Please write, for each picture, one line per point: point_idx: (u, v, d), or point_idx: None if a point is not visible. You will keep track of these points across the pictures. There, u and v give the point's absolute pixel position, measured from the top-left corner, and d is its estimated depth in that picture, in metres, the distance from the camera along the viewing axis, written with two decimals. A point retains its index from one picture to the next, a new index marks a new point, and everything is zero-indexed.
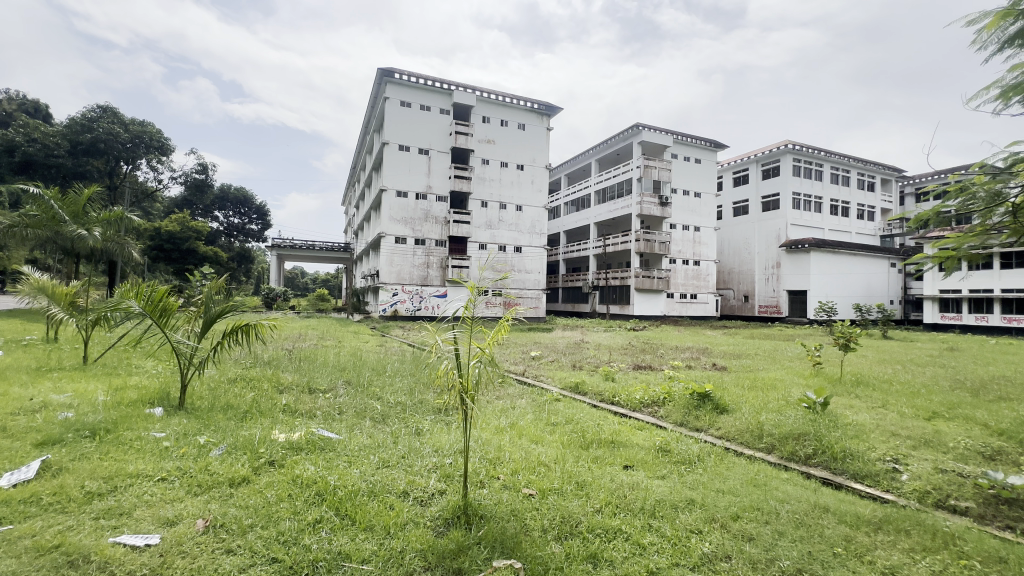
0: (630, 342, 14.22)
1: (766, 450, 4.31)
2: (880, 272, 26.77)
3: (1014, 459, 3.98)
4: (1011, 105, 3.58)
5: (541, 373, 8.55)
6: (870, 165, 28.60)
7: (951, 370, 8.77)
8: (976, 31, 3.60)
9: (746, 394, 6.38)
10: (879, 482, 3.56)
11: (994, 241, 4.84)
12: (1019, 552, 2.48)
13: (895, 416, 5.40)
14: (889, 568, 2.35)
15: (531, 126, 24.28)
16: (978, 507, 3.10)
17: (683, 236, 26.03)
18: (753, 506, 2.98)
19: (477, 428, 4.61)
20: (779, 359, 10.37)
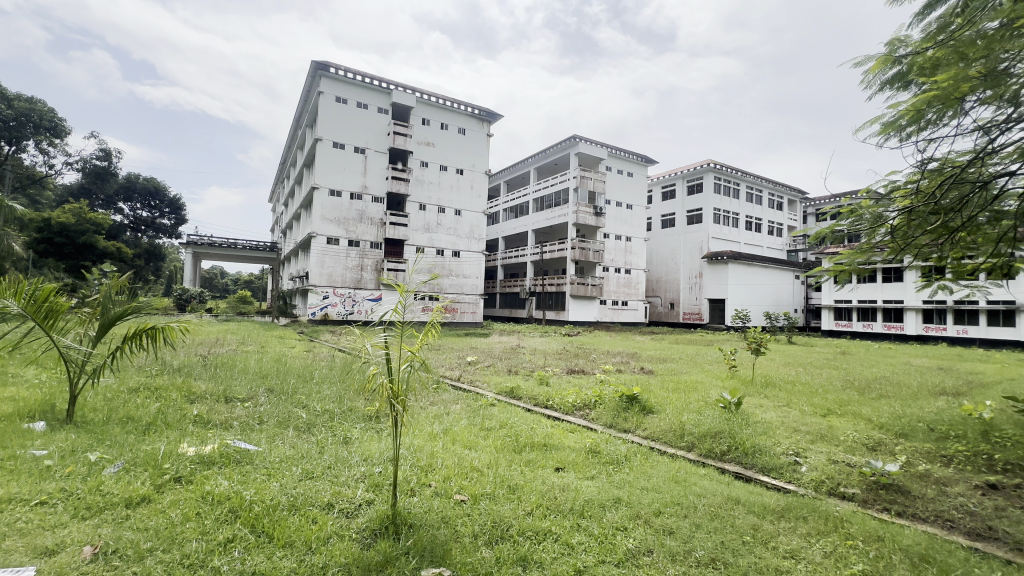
0: (564, 347, 14.58)
1: (686, 449, 4.58)
2: (786, 284, 29.57)
3: (890, 449, 4.54)
4: (889, 139, 4.14)
5: (476, 377, 8.52)
6: (779, 186, 31.58)
7: (842, 372, 9.86)
8: (863, 72, 4.10)
9: (669, 396, 6.75)
10: (782, 473, 3.90)
11: (876, 258, 5.51)
12: (894, 530, 2.82)
13: (797, 413, 5.97)
14: (790, 553, 2.57)
15: (471, 131, 24.32)
16: (862, 493, 3.49)
17: (616, 245, 27.16)
18: (675, 502, 3.14)
19: (409, 435, 4.51)
20: (699, 362, 11.13)
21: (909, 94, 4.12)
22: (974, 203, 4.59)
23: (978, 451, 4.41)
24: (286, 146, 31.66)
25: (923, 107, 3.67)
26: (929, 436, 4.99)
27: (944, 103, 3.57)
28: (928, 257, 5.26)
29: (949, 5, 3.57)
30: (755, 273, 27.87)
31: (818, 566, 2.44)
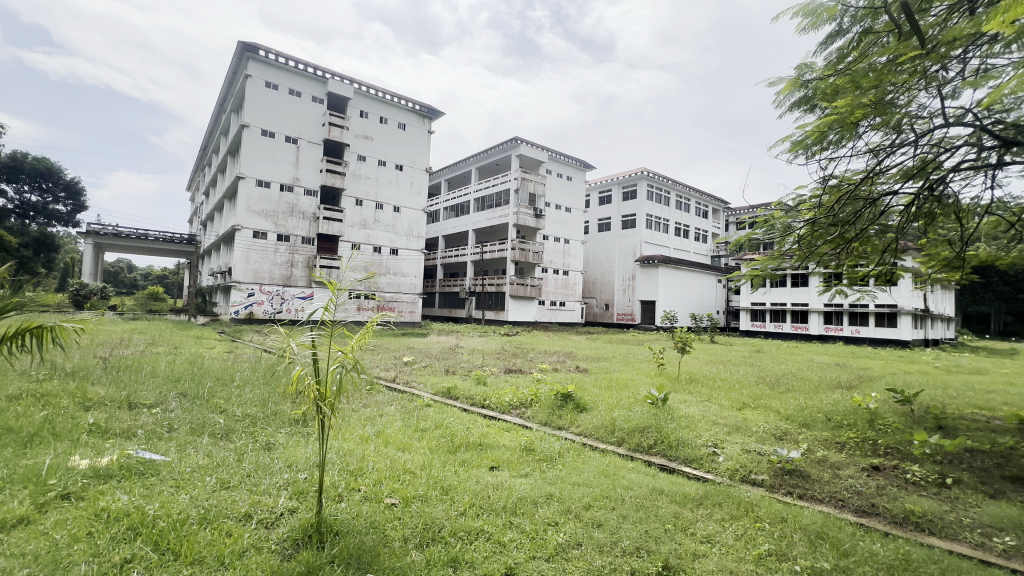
0: (502, 347, 14.64)
1: (617, 444, 4.77)
2: (709, 286, 31.69)
3: (795, 438, 5.00)
4: (797, 156, 4.55)
5: (412, 378, 8.32)
6: (704, 196, 33.77)
7: (756, 368, 10.73)
8: (776, 92, 4.46)
9: (602, 393, 7.01)
10: (702, 464, 4.17)
11: (786, 265, 6.06)
12: (794, 511, 3.10)
13: (716, 407, 6.42)
14: (706, 537, 2.75)
15: (412, 127, 23.82)
16: (770, 479, 3.81)
17: (555, 247, 27.71)
18: (604, 496, 3.25)
19: (339, 438, 4.33)
20: (630, 361, 11.63)
21: (813, 116, 4.56)
22: (865, 217, 5.18)
23: (866, 438, 4.97)
24: (207, 131, 29.27)
25: (825, 129, 4.08)
26: (827, 426, 5.55)
27: (842, 126, 3.99)
28: (828, 264, 5.86)
29: (846, 39, 3.99)
30: (682, 276, 29.59)
31: (730, 548, 2.63)
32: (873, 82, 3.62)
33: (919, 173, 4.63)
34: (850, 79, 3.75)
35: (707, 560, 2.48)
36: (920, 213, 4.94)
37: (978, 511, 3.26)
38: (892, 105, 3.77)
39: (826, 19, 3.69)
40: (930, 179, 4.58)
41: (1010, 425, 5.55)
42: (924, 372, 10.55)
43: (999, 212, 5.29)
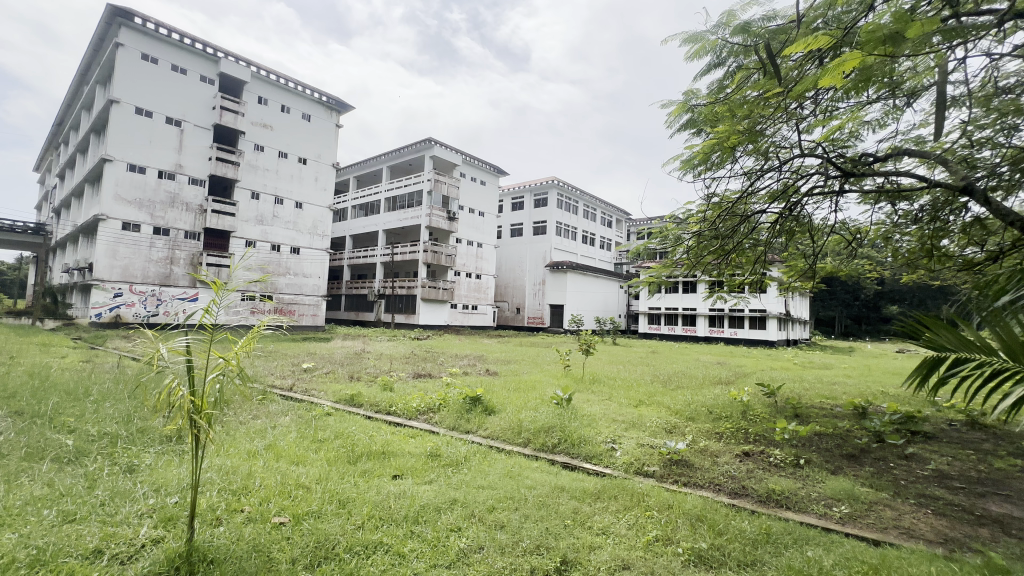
0: (411, 351, 14.24)
1: (522, 444, 4.87)
2: (613, 292, 33.74)
3: (682, 431, 5.48)
4: (685, 174, 5.02)
5: (312, 386, 7.75)
6: (609, 207, 35.93)
7: (651, 367, 11.60)
8: (668, 113, 4.86)
9: (510, 395, 7.10)
10: (601, 459, 4.39)
11: (677, 272, 6.66)
12: (679, 498, 3.38)
13: (615, 405, 6.82)
14: (602, 529, 2.89)
15: (317, 119, 22.42)
16: (661, 470, 4.12)
17: (467, 251, 27.66)
18: (507, 497, 3.28)
19: (221, 455, 3.91)
20: (539, 363, 11.98)
21: (699, 139, 5.06)
22: (741, 232, 5.85)
23: (739, 427, 5.60)
24: (64, 104, 25.02)
25: (708, 151, 4.56)
26: (709, 418, 6.16)
27: (721, 149, 4.49)
28: (712, 273, 6.53)
29: (723, 71, 4.46)
30: (588, 282, 31.17)
31: (623, 537, 2.79)
32: (746, 113, 4.10)
33: (782, 195, 5.32)
34: (728, 108, 4.22)
35: (602, 552, 2.61)
36: (782, 230, 5.71)
37: (823, 486, 3.81)
38: (760, 134, 4.31)
39: (708, 52, 4.11)
40: (790, 201, 5.30)
41: (847, 411, 6.61)
42: (785, 368, 12.22)
43: (840, 233, 6.28)
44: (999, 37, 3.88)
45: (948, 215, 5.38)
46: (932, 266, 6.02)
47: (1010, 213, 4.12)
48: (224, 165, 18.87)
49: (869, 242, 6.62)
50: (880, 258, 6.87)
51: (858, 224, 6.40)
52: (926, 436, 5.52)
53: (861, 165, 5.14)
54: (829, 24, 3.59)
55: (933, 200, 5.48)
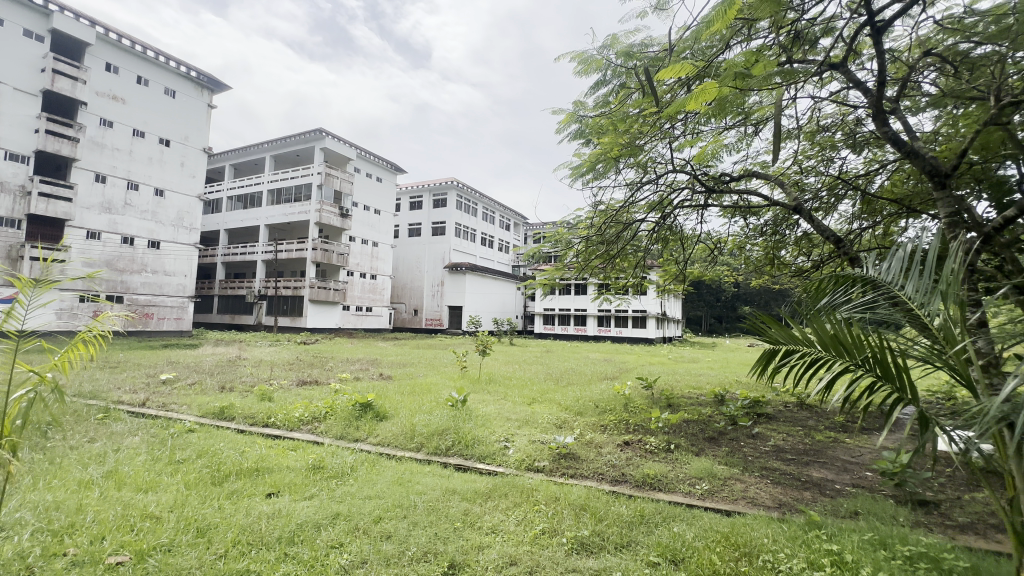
0: (297, 356, 13.11)
1: (415, 449, 4.74)
2: (509, 294, 34.53)
3: (571, 425, 5.77)
4: (574, 181, 5.31)
5: (171, 400, 6.73)
6: (507, 210, 36.71)
7: (545, 366, 12.05)
8: (558, 121, 5.06)
9: (404, 400, 6.87)
10: (494, 458, 4.44)
11: (568, 275, 7.02)
12: (566, 490, 3.52)
13: (509, 404, 6.97)
14: (491, 529, 2.90)
15: (184, 96, 19.72)
16: (549, 464, 4.28)
17: (362, 250, 26.33)
18: (395, 504, 3.17)
19: (41, 489, 3.22)
20: (435, 365, 11.79)
21: (587, 149, 5.36)
22: (623, 238, 6.33)
23: (621, 419, 6.05)
24: None
25: (595, 160, 4.89)
26: (595, 412, 6.57)
27: (606, 159, 4.83)
28: (598, 276, 7.00)
29: (606, 88, 4.78)
30: (486, 284, 31.53)
31: (511, 534, 2.83)
32: (627, 128, 4.46)
33: (658, 206, 5.86)
34: (611, 121, 4.56)
35: (490, 551, 2.62)
36: (658, 237, 6.30)
37: (689, 467, 4.26)
38: (639, 148, 4.69)
39: (595, 69, 4.35)
40: (663, 212, 5.87)
41: (709, 399, 7.50)
42: (661, 363, 13.46)
43: (705, 242, 7.10)
44: (820, 84, 4.67)
45: (785, 229, 6.37)
46: (773, 272, 7.09)
47: (827, 230, 4.98)
48: (57, 140, 15.67)
49: (727, 251, 7.57)
50: (735, 265, 7.91)
51: (719, 235, 7.30)
52: (768, 417, 6.48)
53: (720, 183, 5.87)
54: (695, 56, 4.01)
55: (774, 217, 6.44)
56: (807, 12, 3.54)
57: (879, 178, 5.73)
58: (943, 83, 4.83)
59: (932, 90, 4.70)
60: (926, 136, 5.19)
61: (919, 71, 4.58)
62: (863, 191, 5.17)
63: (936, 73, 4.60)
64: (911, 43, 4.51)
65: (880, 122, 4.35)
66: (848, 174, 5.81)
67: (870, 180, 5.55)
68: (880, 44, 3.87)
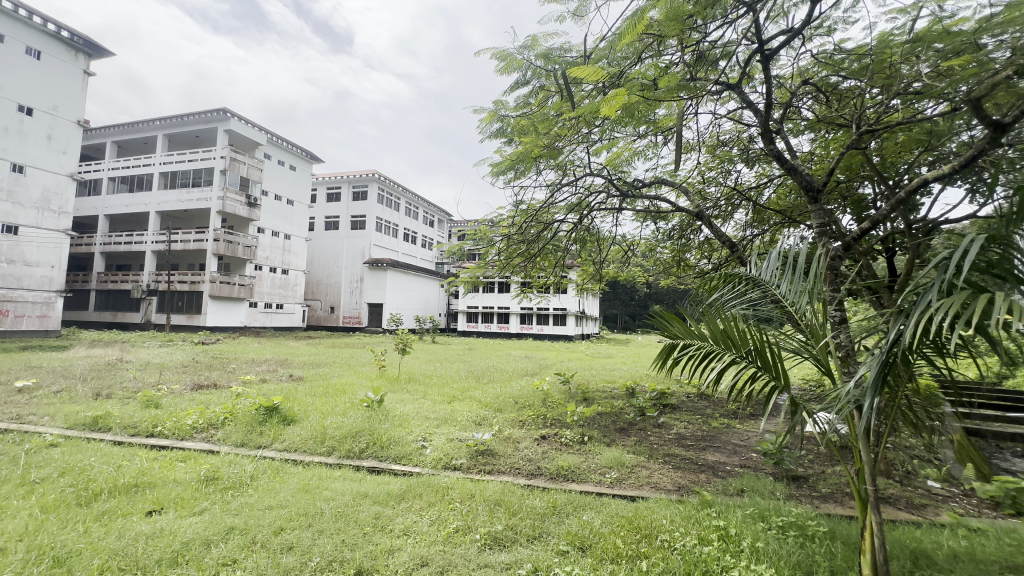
0: (193, 358, 11.86)
1: (325, 453, 4.49)
2: (432, 291, 34.03)
3: (490, 422, 5.82)
4: (494, 178, 5.35)
5: (29, 411, 5.78)
6: (431, 206, 36.10)
7: (467, 363, 12.02)
8: (480, 118, 5.05)
9: (315, 402, 6.49)
10: (411, 459, 4.34)
11: (490, 273, 7.07)
12: (481, 487, 3.53)
13: (429, 403, 6.85)
14: (403, 531, 2.83)
15: (53, 59, 17.01)
16: (467, 462, 4.27)
17: (271, 242, 24.46)
18: (299, 513, 2.98)
19: None
20: (352, 365, 11.28)
21: (509, 148, 5.40)
22: (543, 237, 6.47)
23: (538, 414, 6.21)
24: None
25: (515, 159, 4.97)
26: (514, 408, 6.68)
27: (525, 159, 4.93)
28: (519, 275, 7.12)
29: (527, 90, 4.84)
30: (408, 281, 30.78)
31: (423, 535, 2.78)
32: (546, 130, 4.58)
33: (576, 207, 6.08)
34: (531, 122, 4.64)
35: (401, 553, 2.56)
36: (575, 237, 6.51)
37: (600, 457, 4.47)
38: (557, 150, 4.80)
39: (515, 68, 4.38)
40: (581, 213, 6.10)
41: (621, 392, 7.93)
42: (578, 359, 13.99)
43: (619, 243, 7.48)
44: (719, 102, 5.12)
45: (689, 234, 6.88)
46: (679, 273, 7.65)
47: (724, 235, 5.47)
48: None
49: (640, 252, 8.04)
50: (646, 266, 8.44)
51: (633, 237, 7.73)
52: (672, 407, 7.00)
53: (633, 188, 6.21)
54: (612, 65, 4.19)
55: (680, 222, 6.93)
56: (709, 34, 3.84)
57: (767, 191, 6.39)
58: (817, 110, 5.50)
59: (809, 115, 5.34)
60: (804, 155, 5.88)
61: (799, 98, 5.17)
62: (754, 202, 5.73)
63: (812, 101, 5.24)
64: (793, 72, 5.09)
65: (768, 141, 4.85)
66: (742, 186, 6.42)
67: (760, 192, 6.18)
68: (768, 70, 4.30)
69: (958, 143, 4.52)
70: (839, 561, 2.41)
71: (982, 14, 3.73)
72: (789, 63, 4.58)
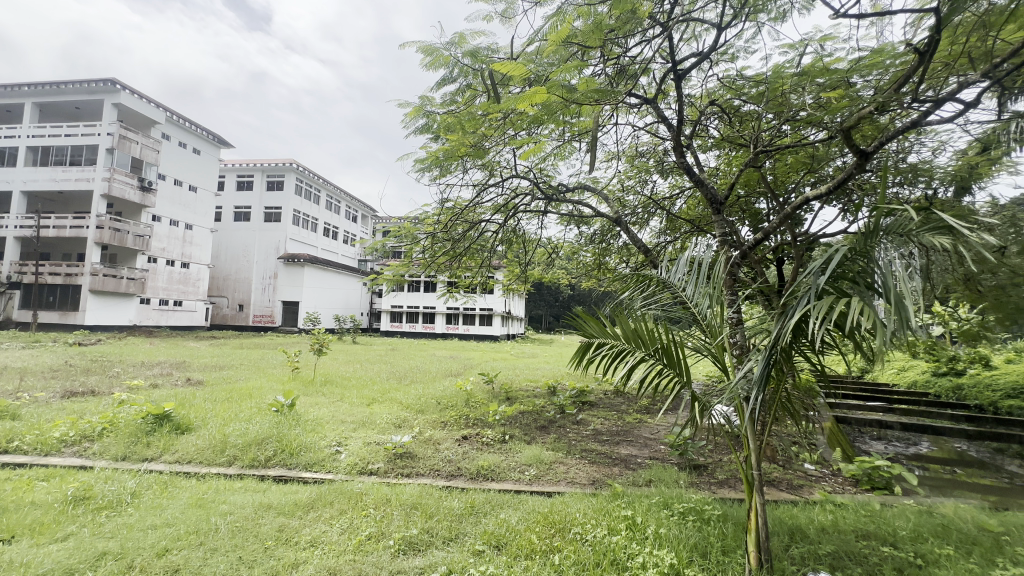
0: (68, 362, 10.36)
1: (226, 464, 4.12)
2: (354, 289, 32.63)
3: (411, 424, 5.68)
4: (419, 173, 5.24)
5: None
6: (355, 201, 34.64)
7: (388, 365, 11.66)
8: (405, 113, 4.91)
9: (216, 408, 5.95)
10: (324, 465, 4.10)
11: (414, 272, 6.92)
12: (398, 491, 3.43)
13: (346, 406, 6.53)
14: (311, 542, 2.67)
15: None
16: (385, 466, 4.13)
17: (169, 232, 22.04)
18: (190, 531, 2.70)
19: None
20: (261, 367, 10.49)
21: (435, 144, 5.31)
22: (469, 237, 6.43)
23: (461, 414, 6.17)
24: None
25: (441, 156, 4.91)
26: (436, 409, 6.58)
27: (452, 157, 4.90)
28: (444, 274, 7.04)
29: (454, 87, 4.77)
30: (328, 278, 29.26)
31: (332, 545, 2.64)
32: (472, 128, 4.56)
33: (502, 208, 6.12)
34: (457, 120, 4.59)
35: (306, 566, 2.40)
36: (502, 237, 6.55)
37: (520, 455, 4.53)
38: (483, 150, 4.80)
39: (441, 64, 4.31)
40: (506, 214, 6.14)
41: (543, 391, 8.12)
42: (502, 359, 14.12)
43: (545, 246, 7.64)
44: (638, 114, 5.42)
45: (609, 239, 7.20)
46: (600, 276, 7.97)
47: (640, 241, 5.78)
48: None
49: (563, 255, 8.28)
50: (569, 269, 8.73)
51: (557, 240, 7.94)
52: (590, 404, 7.29)
53: (557, 192, 6.38)
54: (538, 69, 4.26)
55: (602, 227, 7.24)
56: (628, 50, 4.05)
57: (679, 201, 6.87)
58: (721, 130, 6.01)
59: (715, 134, 5.82)
60: (710, 170, 6.40)
61: (707, 117, 5.61)
62: (667, 211, 6.13)
63: (718, 121, 5.71)
64: (702, 93, 5.53)
65: (680, 154, 5.21)
66: (656, 195, 6.84)
67: (672, 203, 6.63)
68: (681, 89, 4.61)
69: (833, 167, 5.14)
70: (729, 541, 2.65)
71: (854, 57, 4.29)
72: (698, 84, 4.95)
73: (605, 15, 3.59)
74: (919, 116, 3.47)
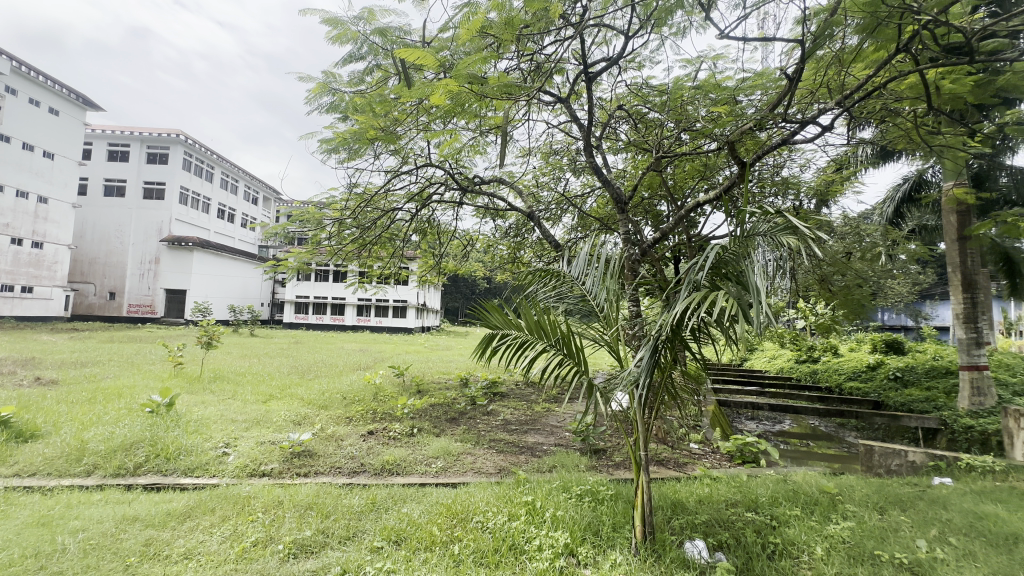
0: None
1: (83, 474, 3.58)
2: (253, 277, 29.95)
3: (312, 421, 5.35)
4: (325, 154, 4.90)
5: None
6: (255, 181, 31.76)
7: (290, 359, 10.90)
8: (309, 89, 4.57)
9: (73, 411, 5.15)
10: (208, 469, 3.73)
11: (319, 260, 6.48)
12: (291, 491, 3.21)
13: (239, 403, 6.01)
14: (185, 554, 2.42)
15: None
16: (279, 466, 3.85)
17: (16, 205, 18.57)
18: (26, 555, 2.30)
19: None
20: (136, 363, 9.26)
21: (344, 124, 5.01)
22: (380, 225, 6.18)
23: (368, 409, 5.94)
24: None
25: (350, 138, 4.65)
26: (342, 404, 6.28)
27: (361, 139, 4.66)
28: (354, 262, 6.71)
29: (365, 65, 4.53)
30: (221, 264, 26.56)
31: (210, 555, 2.41)
32: (382, 111, 4.36)
33: (416, 197, 5.94)
34: (367, 102, 4.37)
35: None
36: (415, 227, 6.38)
37: (428, 448, 4.47)
38: (395, 135, 4.63)
39: (349, 40, 4.05)
40: (420, 203, 5.99)
41: (456, 382, 8.10)
42: (415, 351, 13.83)
43: (460, 237, 7.57)
44: (553, 112, 5.55)
45: (524, 233, 7.32)
46: (514, 269, 8.10)
47: (551, 235, 5.95)
48: None
49: (478, 247, 8.27)
50: (484, 261, 8.76)
51: (472, 233, 7.91)
52: (501, 395, 7.40)
53: (473, 183, 6.35)
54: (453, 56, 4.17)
55: (516, 221, 7.35)
56: (543, 48, 4.12)
57: (589, 200, 7.18)
58: (629, 134, 6.34)
59: (623, 138, 6.13)
60: (617, 172, 6.76)
61: (615, 121, 5.91)
62: (577, 208, 6.37)
63: (625, 125, 6.03)
64: (611, 97, 5.82)
65: (589, 154, 5.44)
66: (568, 192, 7.07)
67: (583, 201, 6.90)
68: (592, 91, 4.79)
69: (722, 176, 5.67)
70: (619, 518, 2.84)
71: (740, 78, 4.78)
72: (608, 88, 5.19)
73: (519, 10, 3.63)
74: (788, 135, 3.94)
